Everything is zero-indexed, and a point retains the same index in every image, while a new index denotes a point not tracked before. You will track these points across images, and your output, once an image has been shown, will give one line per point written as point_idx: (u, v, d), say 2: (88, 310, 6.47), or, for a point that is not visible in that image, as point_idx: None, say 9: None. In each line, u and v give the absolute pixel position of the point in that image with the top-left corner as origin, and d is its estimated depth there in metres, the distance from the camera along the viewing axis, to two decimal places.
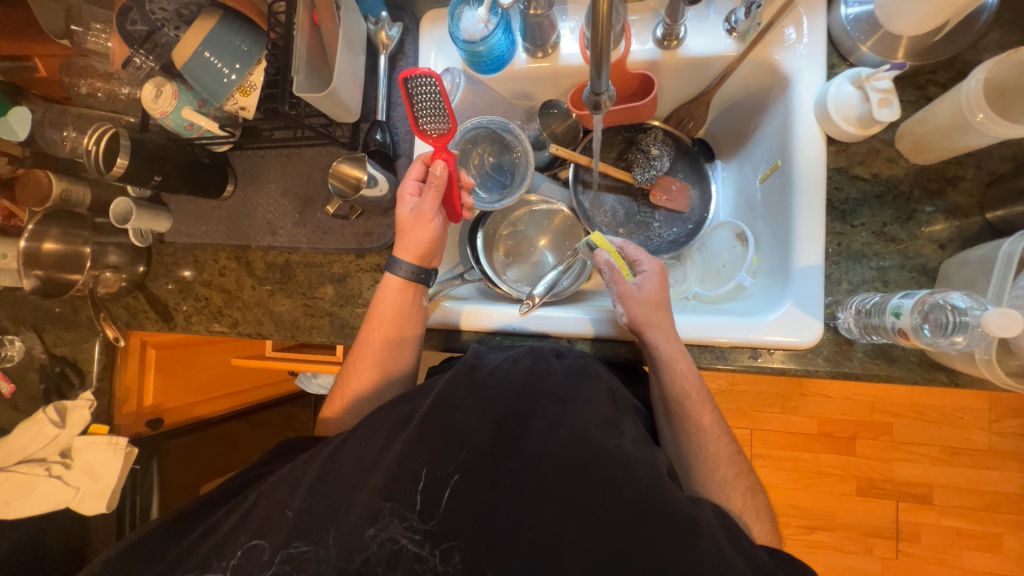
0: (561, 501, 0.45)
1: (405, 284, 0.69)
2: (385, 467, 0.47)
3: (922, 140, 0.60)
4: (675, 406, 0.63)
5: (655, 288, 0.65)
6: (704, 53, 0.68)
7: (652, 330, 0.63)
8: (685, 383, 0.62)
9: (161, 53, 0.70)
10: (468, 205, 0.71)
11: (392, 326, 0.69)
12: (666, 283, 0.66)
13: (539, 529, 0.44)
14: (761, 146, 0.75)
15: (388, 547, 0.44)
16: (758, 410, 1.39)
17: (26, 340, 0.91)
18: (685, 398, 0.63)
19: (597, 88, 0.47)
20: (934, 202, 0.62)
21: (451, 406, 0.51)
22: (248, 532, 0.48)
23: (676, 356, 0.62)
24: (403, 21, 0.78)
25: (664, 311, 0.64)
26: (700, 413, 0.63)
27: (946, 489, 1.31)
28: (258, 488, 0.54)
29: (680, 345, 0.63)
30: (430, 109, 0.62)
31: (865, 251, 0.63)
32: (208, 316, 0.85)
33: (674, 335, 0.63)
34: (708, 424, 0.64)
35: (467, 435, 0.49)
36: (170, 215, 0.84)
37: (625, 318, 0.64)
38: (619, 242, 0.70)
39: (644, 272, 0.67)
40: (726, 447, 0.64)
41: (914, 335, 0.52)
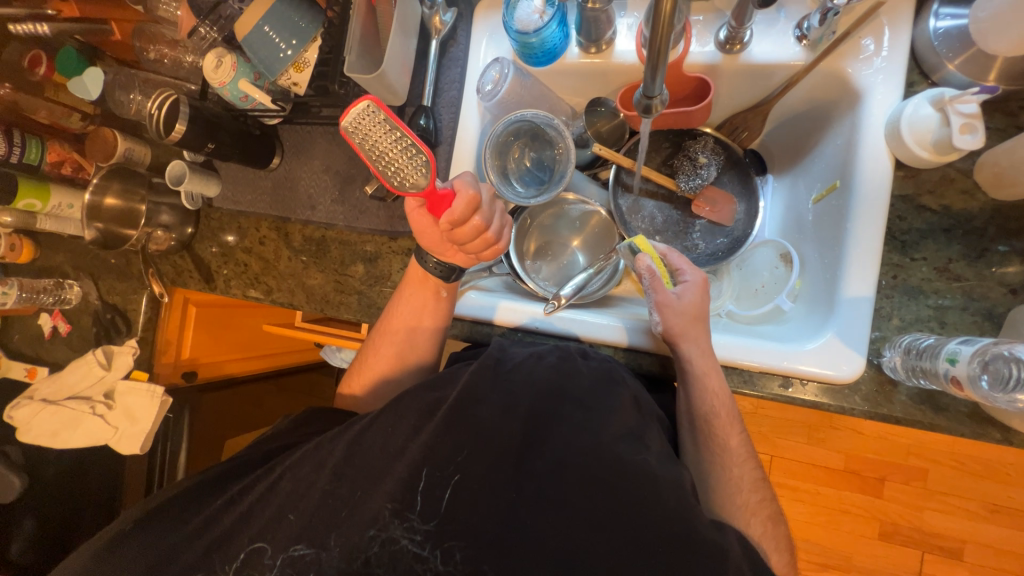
0: (569, 510, 0.45)
1: (424, 275, 0.69)
2: (408, 457, 0.48)
3: (1006, 173, 0.54)
4: (698, 424, 0.61)
5: (694, 301, 0.62)
6: (768, 59, 0.64)
7: (688, 344, 0.61)
8: (717, 401, 0.60)
9: (226, 25, 0.73)
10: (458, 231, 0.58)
11: (413, 316, 0.71)
12: (705, 298, 0.64)
13: (543, 533, 0.44)
14: (819, 164, 0.70)
15: (388, 547, 0.45)
16: (781, 436, 1.33)
17: (83, 286, 0.98)
18: (713, 417, 0.60)
19: (648, 91, 0.45)
20: (1009, 241, 0.57)
21: (476, 399, 0.51)
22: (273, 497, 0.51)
23: (709, 372, 0.60)
24: (457, 7, 0.78)
25: (699, 326, 0.62)
26: (726, 435, 0.61)
27: (980, 546, 1.23)
28: (284, 460, 0.56)
29: (713, 360, 0.61)
30: (395, 149, 0.49)
31: (923, 288, 0.58)
32: (245, 282, 0.88)
33: (709, 350, 0.61)
34: (730, 446, 0.61)
35: (485, 430, 0.49)
36: (219, 180, 0.88)
37: (660, 326, 0.62)
38: (663, 248, 0.67)
39: (683, 283, 0.64)
40: (747, 473, 0.61)
41: (970, 385, 0.49)
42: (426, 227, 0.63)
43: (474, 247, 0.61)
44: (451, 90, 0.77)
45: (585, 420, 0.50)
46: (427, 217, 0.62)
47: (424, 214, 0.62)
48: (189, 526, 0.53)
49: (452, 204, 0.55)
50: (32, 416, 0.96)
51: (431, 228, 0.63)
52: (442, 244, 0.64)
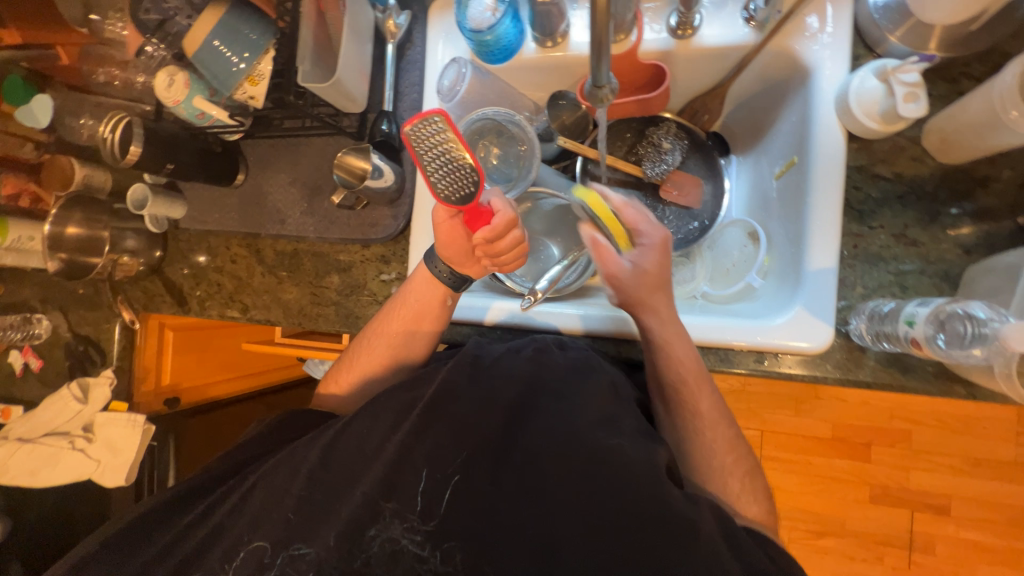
0: (554, 502, 0.45)
1: (433, 280, 0.68)
2: (385, 457, 0.48)
3: (952, 137, 0.56)
4: (667, 389, 0.63)
5: (648, 267, 0.62)
6: (720, 42, 0.65)
7: (645, 312, 0.62)
8: (682, 367, 0.61)
9: (174, 42, 0.70)
10: (493, 243, 0.61)
11: (414, 318, 0.70)
12: (661, 261, 0.63)
13: (534, 532, 0.44)
14: (778, 141, 0.71)
15: (387, 547, 0.44)
16: (769, 411, 1.35)
17: (52, 319, 0.95)
18: (681, 384, 0.61)
19: (597, 83, 0.46)
20: (960, 204, 0.59)
21: (454, 397, 0.51)
22: (258, 504, 0.50)
23: (671, 339, 0.61)
24: (411, 9, 0.79)
25: (653, 289, 0.62)
26: (696, 399, 0.61)
27: (965, 501, 1.27)
28: (255, 472, 0.55)
29: (676, 328, 0.62)
30: (447, 165, 0.50)
31: (883, 254, 0.60)
32: (219, 302, 0.87)
33: (669, 319, 0.62)
34: (701, 412, 0.62)
35: (466, 428, 0.49)
36: (185, 201, 0.86)
37: (614, 293, 0.64)
38: (620, 202, 0.63)
39: (637, 247, 0.63)
40: (724, 435, 0.62)
41: (929, 345, 0.50)
42: (457, 238, 0.64)
43: (502, 258, 0.65)
44: (411, 93, 0.78)
45: (561, 409, 0.52)
46: (460, 229, 0.63)
47: (457, 224, 0.63)
48: (174, 550, 0.51)
49: (489, 220, 0.59)
50: (11, 456, 0.96)
51: (459, 238, 0.64)
52: (466, 253, 0.66)
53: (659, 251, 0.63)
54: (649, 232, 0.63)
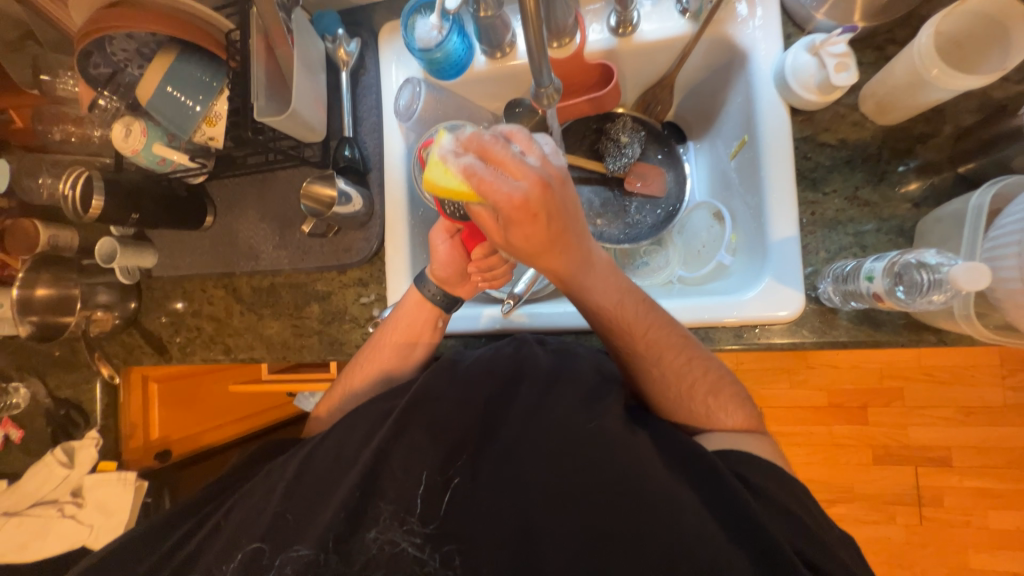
0: (537, 489, 0.48)
1: (424, 302, 0.69)
2: (362, 464, 0.49)
3: (885, 100, 0.59)
4: (601, 330, 0.61)
5: (519, 240, 0.45)
6: (658, 36, 0.68)
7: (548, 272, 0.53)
8: (606, 314, 0.58)
9: (127, 92, 0.71)
10: (491, 261, 0.65)
11: (405, 338, 0.69)
12: (535, 232, 0.43)
13: (516, 521, 0.48)
14: (729, 122, 0.74)
15: (387, 551, 0.46)
16: (765, 386, 1.37)
17: (30, 386, 0.92)
18: (609, 330, 0.60)
19: (541, 81, 0.55)
20: (905, 161, 0.62)
21: (432, 400, 0.54)
22: (248, 530, 0.48)
23: (609, 304, 0.58)
24: (361, 36, 0.81)
25: (549, 257, 0.48)
26: (633, 339, 0.59)
27: (964, 449, 1.29)
28: (237, 493, 0.56)
29: (616, 294, 0.58)
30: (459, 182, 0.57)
31: (840, 217, 0.62)
32: (201, 346, 0.86)
33: (580, 271, 0.53)
34: (642, 349, 0.59)
35: (445, 423, 0.53)
36: (155, 249, 0.85)
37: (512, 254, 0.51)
38: (460, 169, 0.40)
39: (504, 219, 0.42)
40: (674, 363, 0.59)
41: (889, 297, 0.52)
42: (454, 259, 0.66)
43: (496, 278, 0.69)
44: (370, 116, 0.79)
45: (543, 400, 0.54)
46: (459, 248, 0.66)
47: (454, 244, 0.66)
48: None
49: (488, 237, 0.64)
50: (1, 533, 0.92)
51: (455, 259, 0.66)
52: (458, 276, 0.67)
53: (534, 222, 0.42)
54: (501, 201, 0.40)
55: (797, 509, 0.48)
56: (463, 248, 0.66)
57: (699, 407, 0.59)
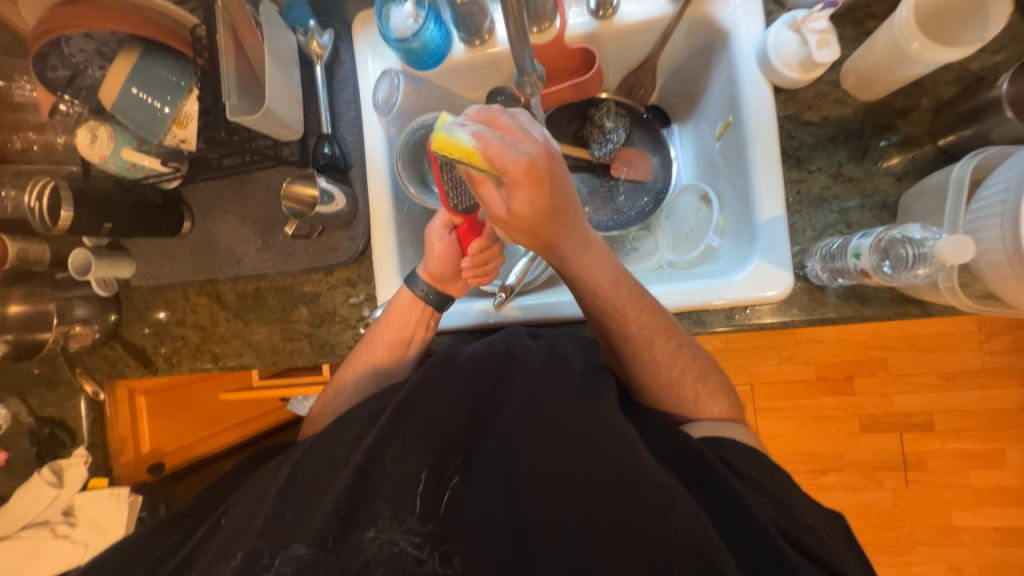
0: (529, 487, 0.48)
1: (416, 302, 0.68)
2: (353, 463, 0.49)
3: (866, 76, 0.60)
4: (592, 312, 0.62)
5: (520, 210, 0.48)
6: (639, 17, 0.67)
7: (549, 249, 0.56)
8: (599, 295, 0.59)
9: (89, 96, 0.67)
10: (486, 255, 0.67)
11: (398, 337, 0.68)
12: (538, 201, 0.48)
13: (508, 517, 0.48)
14: (712, 104, 0.74)
15: (387, 549, 0.46)
16: (755, 363, 1.39)
17: (10, 407, 0.89)
18: (603, 311, 0.60)
19: (524, 69, 0.56)
20: (887, 136, 0.62)
21: (426, 395, 0.54)
22: (247, 537, 0.48)
23: (601, 285, 0.59)
24: (334, 28, 0.78)
25: (548, 230, 0.52)
26: (625, 323, 0.60)
27: (946, 413, 1.34)
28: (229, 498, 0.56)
29: (611, 275, 0.59)
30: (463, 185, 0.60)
31: (825, 195, 0.63)
32: (187, 356, 0.84)
33: (578, 247, 0.56)
34: (634, 333, 0.60)
35: (436, 422, 0.52)
36: (132, 259, 0.82)
37: (509, 232, 0.55)
38: (471, 133, 0.45)
39: (507, 187, 0.47)
40: (664, 348, 0.60)
41: (877, 274, 0.52)
42: (450, 254, 0.66)
43: (488, 274, 0.70)
44: (349, 111, 0.77)
45: (536, 393, 0.54)
46: (456, 243, 0.67)
47: (452, 239, 0.67)
48: None
49: (484, 231, 0.66)
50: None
51: (450, 254, 0.66)
52: (453, 273, 0.68)
53: (538, 188, 0.47)
54: (510, 162, 0.45)
55: (781, 490, 0.50)
56: (458, 245, 0.67)
57: (687, 391, 0.60)
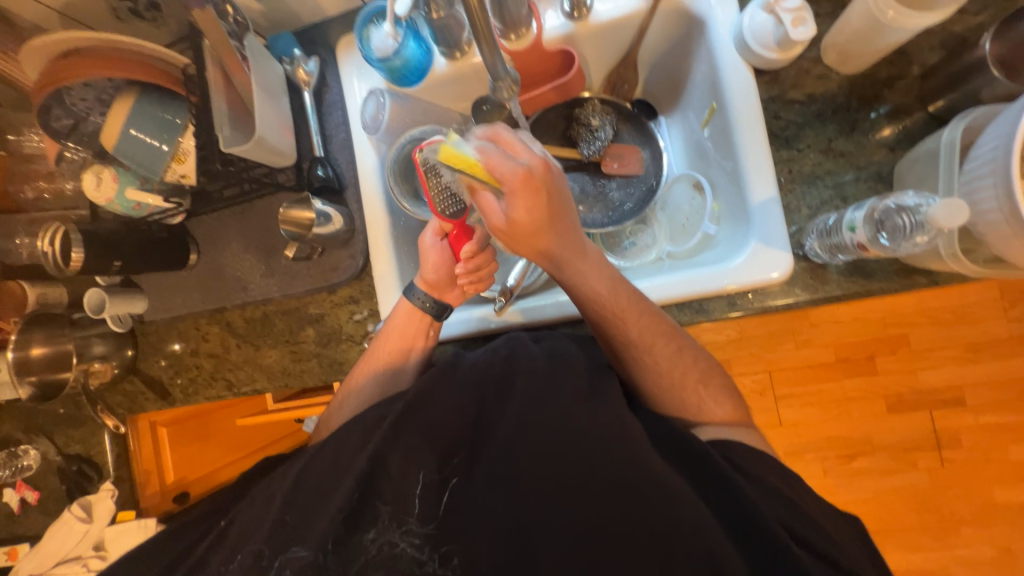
0: (535, 489, 0.48)
1: (415, 311, 0.69)
2: (356, 469, 0.50)
3: (846, 48, 0.59)
4: (593, 318, 0.61)
5: (518, 216, 0.52)
6: (614, 14, 0.68)
7: (546, 257, 0.56)
8: (599, 302, 0.59)
9: (92, 141, 0.70)
10: (477, 260, 0.68)
11: (402, 346, 0.69)
12: (536, 207, 0.51)
13: (514, 518, 0.47)
14: (696, 92, 0.74)
15: (386, 551, 0.47)
16: (772, 351, 1.36)
17: (39, 447, 0.92)
18: (603, 317, 0.60)
19: (497, 74, 0.59)
20: (875, 107, 0.61)
21: (425, 401, 0.55)
22: (252, 539, 0.49)
23: (602, 292, 0.58)
24: (319, 54, 0.80)
25: (545, 237, 0.54)
26: (625, 328, 0.59)
27: (975, 386, 1.30)
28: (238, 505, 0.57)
29: (611, 281, 0.58)
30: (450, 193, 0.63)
31: (817, 172, 0.62)
32: (202, 385, 0.86)
33: (573, 254, 0.56)
34: (636, 337, 0.59)
35: (438, 427, 0.53)
36: (145, 294, 0.85)
37: (508, 244, 0.58)
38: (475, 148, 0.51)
39: (506, 194, 0.51)
40: (664, 349, 0.60)
41: (875, 245, 0.51)
42: (443, 260, 0.68)
43: (483, 279, 0.71)
44: (339, 133, 0.79)
45: (540, 394, 0.54)
46: (448, 250, 0.68)
47: (444, 245, 0.69)
48: None
49: (475, 235, 0.67)
50: None
51: (444, 260, 0.68)
52: (448, 280, 0.69)
53: (535, 196, 0.51)
54: (508, 172, 0.49)
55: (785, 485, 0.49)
56: (450, 251, 0.69)
57: (689, 382, 0.59)
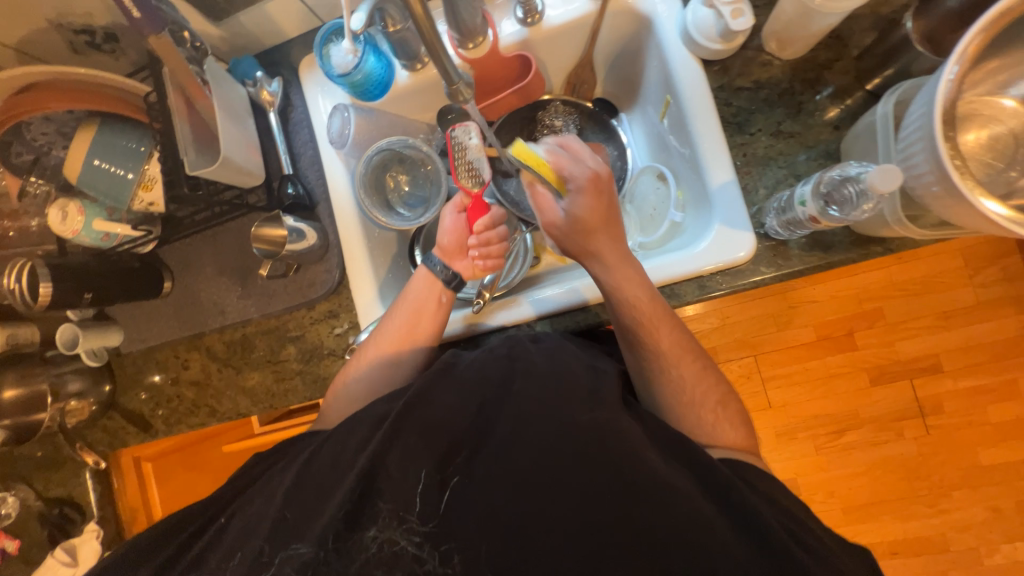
0: (523, 482, 0.49)
1: (433, 279, 0.71)
2: (357, 467, 0.50)
3: (784, 36, 0.62)
4: (625, 326, 0.64)
5: (580, 212, 0.62)
6: (565, 18, 0.71)
7: (588, 258, 0.64)
8: (638, 310, 0.62)
9: (54, 174, 0.71)
10: (486, 236, 0.69)
11: (410, 329, 0.69)
12: (593, 208, 0.63)
13: (510, 509, 0.48)
14: (651, 86, 0.77)
15: (388, 548, 0.47)
16: (754, 334, 1.38)
17: (18, 493, 0.89)
18: (637, 324, 0.63)
19: (450, 77, 0.54)
20: (817, 89, 0.64)
21: (427, 400, 0.55)
22: (240, 558, 0.48)
23: (641, 300, 0.62)
24: (282, 75, 0.81)
25: (598, 238, 0.63)
26: (657, 338, 0.62)
27: (950, 353, 1.34)
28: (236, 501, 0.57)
29: (650, 293, 0.63)
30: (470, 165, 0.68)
31: (770, 153, 0.65)
32: (184, 414, 0.84)
33: (614, 259, 0.63)
34: (664, 347, 0.62)
35: (437, 427, 0.52)
36: (120, 326, 0.84)
37: (557, 244, 0.68)
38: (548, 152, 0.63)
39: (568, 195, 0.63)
40: (674, 348, 0.63)
41: (825, 218, 0.54)
42: (458, 230, 0.71)
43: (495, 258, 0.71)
44: (307, 150, 0.80)
45: (539, 390, 0.54)
46: (464, 222, 0.71)
47: (461, 217, 0.72)
48: None
49: (491, 211, 0.69)
50: None
51: (461, 230, 0.72)
52: (460, 250, 0.72)
53: (598, 198, 0.62)
54: (580, 175, 0.62)
55: None
56: (466, 224, 0.72)
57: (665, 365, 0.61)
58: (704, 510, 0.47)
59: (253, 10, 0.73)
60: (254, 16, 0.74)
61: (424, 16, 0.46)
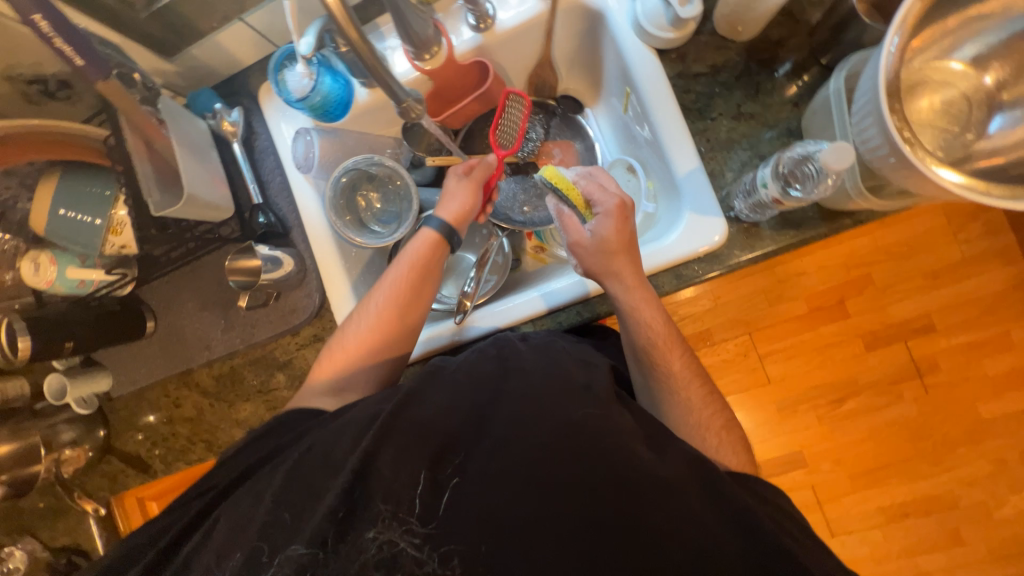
0: (515, 485, 0.48)
1: (435, 240, 0.69)
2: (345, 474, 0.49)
3: (733, 19, 0.62)
4: (640, 345, 0.65)
5: (603, 233, 0.62)
6: (517, 21, 0.71)
7: (609, 278, 0.63)
8: (653, 330, 0.63)
9: (22, 228, 0.72)
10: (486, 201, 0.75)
11: (401, 309, 0.67)
12: (619, 229, 0.62)
13: (504, 508, 0.48)
14: (613, 79, 0.77)
15: (387, 550, 0.46)
16: (748, 313, 1.37)
17: (26, 544, 0.88)
18: (654, 346, 0.64)
19: (400, 96, 0.57)
20: (773, 68, 0.65)
21: (417, 402, 0.54)
22: None
23: (654, 321, 0.63)
24: (242, 103, 0.81)
25: (624, 261, 0.62)
26: (670, 358, 0.64)
27: (943, 311, 1.34)
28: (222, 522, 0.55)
29: (664, 317, 0.64)
30: (507, 127, 0.74)
31: (733, 136, 0.65)
32: (181, 452, 0.85)
33: (636, 282, 0.62)
34: (676, 368, 0.63)
35: (429, 426, 0.52)
36: (108, 370, 0.83)
37: (579, 265, 0.65)
38: (575, 176, 0.66)
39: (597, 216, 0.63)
40: (679, 359, 0.64)
41: (787, 198, 0.56)
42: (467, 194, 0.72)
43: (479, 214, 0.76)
44: (275, 177, 0.80)
45: (524, 389, 0.55)
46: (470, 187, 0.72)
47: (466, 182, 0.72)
48: None
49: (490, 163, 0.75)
50: None
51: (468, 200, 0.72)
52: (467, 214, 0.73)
53: (625, 220, 0.62)
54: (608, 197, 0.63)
55: None
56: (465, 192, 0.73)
57: None
58: (691, 495, 0.48)
59: (204, 41, 0.73)
60: (206, 47, 0.74)
61: (360, 39, 0.47)
